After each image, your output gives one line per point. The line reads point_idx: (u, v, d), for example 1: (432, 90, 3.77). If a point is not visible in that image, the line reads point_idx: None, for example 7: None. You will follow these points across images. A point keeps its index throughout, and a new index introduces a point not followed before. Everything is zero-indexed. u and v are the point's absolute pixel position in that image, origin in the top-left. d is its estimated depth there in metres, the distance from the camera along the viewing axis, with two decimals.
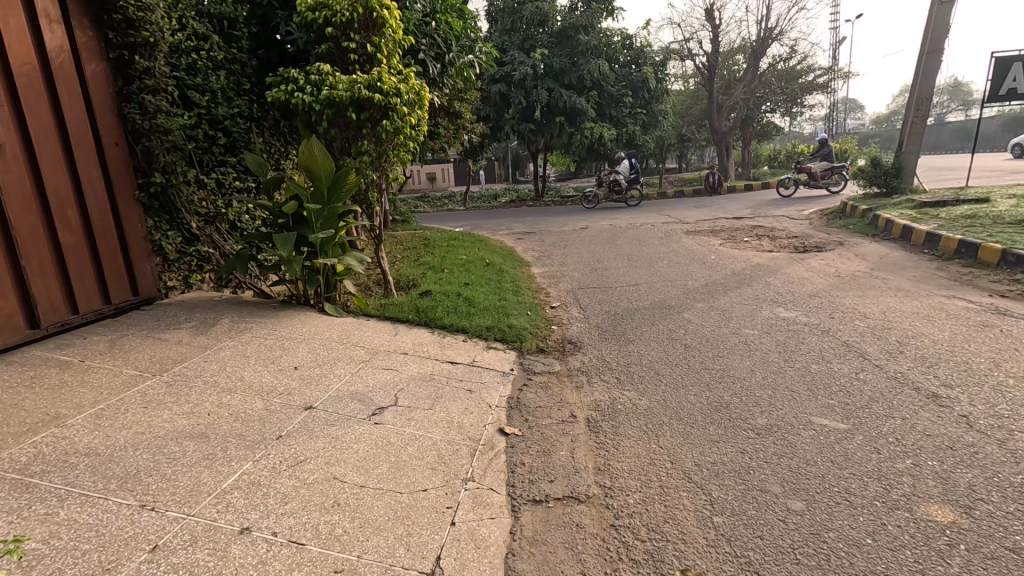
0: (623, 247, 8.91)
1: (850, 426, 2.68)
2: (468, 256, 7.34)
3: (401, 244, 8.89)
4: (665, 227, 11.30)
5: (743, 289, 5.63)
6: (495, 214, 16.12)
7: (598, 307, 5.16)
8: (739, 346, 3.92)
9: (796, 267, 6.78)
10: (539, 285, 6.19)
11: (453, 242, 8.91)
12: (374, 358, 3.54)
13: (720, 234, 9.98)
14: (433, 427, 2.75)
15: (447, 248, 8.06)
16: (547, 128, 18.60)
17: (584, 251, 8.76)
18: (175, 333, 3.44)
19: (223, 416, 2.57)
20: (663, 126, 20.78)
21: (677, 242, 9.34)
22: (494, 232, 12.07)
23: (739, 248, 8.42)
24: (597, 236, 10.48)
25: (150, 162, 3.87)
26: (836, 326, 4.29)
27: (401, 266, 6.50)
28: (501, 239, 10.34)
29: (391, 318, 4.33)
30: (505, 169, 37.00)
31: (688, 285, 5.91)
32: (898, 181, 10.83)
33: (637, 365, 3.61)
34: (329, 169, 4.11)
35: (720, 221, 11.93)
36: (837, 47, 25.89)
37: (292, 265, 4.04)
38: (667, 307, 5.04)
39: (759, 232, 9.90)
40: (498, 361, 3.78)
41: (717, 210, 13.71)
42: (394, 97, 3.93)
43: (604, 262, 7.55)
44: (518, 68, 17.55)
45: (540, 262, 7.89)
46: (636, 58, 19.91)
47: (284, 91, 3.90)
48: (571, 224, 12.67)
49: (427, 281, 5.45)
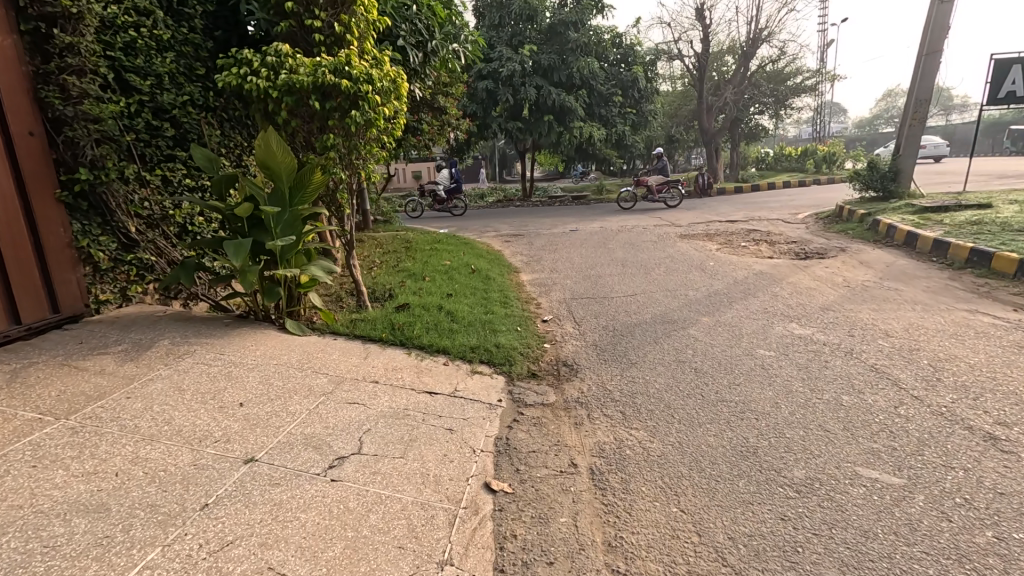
0: (616, 251, 8.48)
1: (905, 481, 2.25)
2: (452, 261, 6.83)
3: (381, 248, 8.34)
4: (658, 230, 10.91)
5: (750, 301, 5.20)
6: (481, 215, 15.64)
7: (594, 322, 4.70)
8: (757, 371, 3.48)
9: (801, 275, 6.39)
10: (529, 295, 5.71)
11: (437, 245, 8.38)
12: (338, 388, 3.02)
13: (716, 238, 9.60)
14: (404, 484, 2.25)
15: (430, 253, 7.54)
16: (535, 127, 18.13)
17: (575, 255, 8.32)
18: (97, 360, 2.89)
19: (135, 477, 2.03)
20: (652, 126, 20.46)
21: (672, 246, 8.95)
22: (481, 234, 11.58)
23: (738, 254, 8.03)
24: (589, 239, 10.04)
25: (75, 156, 3.35)
26: (858, 346, 3.87)
27: (378, 273, 5.98)
28: (488, 242, 9.85)
29: (362, 336, 3.81)
30: (492, 168, 36.59)
31: (690, 295, 5.47)
32: (895, 184, 10.57)
33: (644, 396, 3.15)
34: (290, 166, 3.56)
35: (714, 224, 11.58)
36: (825, 49, 25.84)
37: (245, 276, 3.49)
38: (671, 322, 4.59)
39: (756, 237, 9.55)
40: (483, 389, 3.29)
41: (710, 213, 13.38)
42: (365, 84, 3.38)
43: (597, 268, 7.10)
44: (506, 64, 17.06)
45: (529, 268, 7.41)
46: (626, 57, 19.54)
47: (236, 75, 3.35)
48: (561, 226, 12.23)
49: (407, 292, 4.93)
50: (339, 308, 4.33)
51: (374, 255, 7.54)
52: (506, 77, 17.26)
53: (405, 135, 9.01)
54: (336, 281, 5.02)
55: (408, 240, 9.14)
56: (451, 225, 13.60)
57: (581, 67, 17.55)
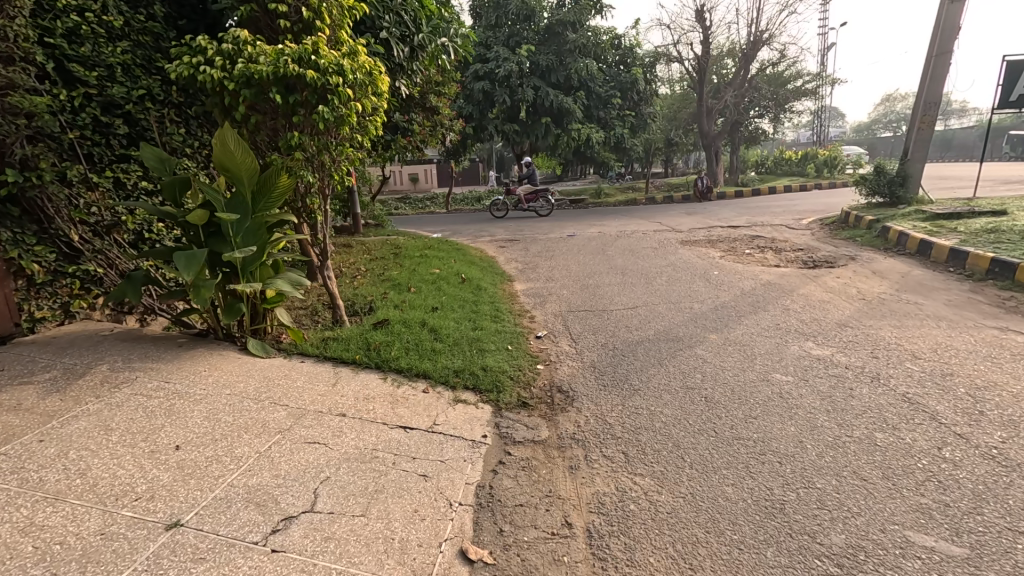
0: (615, 258, 8.11)
1: (967, 551, 1.87)
2: (442, 269, 6.43)
3: (368, 254, 7.96)
4: (658, 235, 10.56)
5: (761, 316, 4.83)
6: (477, 219, 15.30)
7: (592, 339, 4.31)
8: (776, 401, 3.09)
9: (812, 286, 6.03)
10: (522, 307, 5.33)
11: (428, 252, 7.99)
12: (298, 424, 2.63)
13: (719, 245, 9.25)
14: (362, 554, 1.85)
15: (420, 260, 7.14)
16: (532, 129, 17.79)
17: (573, 262, 7.96)
18: (15, 393, 2.49)
19: (21, 555, 1.63)
20: (651, 129, 20.16)
21: (673, 253, 8.59)
22: (475, 238, 11.24)
23: (743, 262, 7.67)
24: (586, 245, 9.66)
25: (3, 156, 2.98)
26: (885, 370, 3.50)
27: (360, 284, 5.57)
28: (482, 248, 9.49)
29: (333, 358, 3.41)
30: (489, 171, 36.35)
31: (695, 309, 5.09)
32: (903, 190, 10.22)
33: (649, 432, 2.76)
34: (252, 168, 3.17)
35: (715, 230, 11.23)
36: (826, 52, 25.58)
37: (199, 291, 3.09)
38: (676, 340, 4.21)
39: (760, 243, 9.20)
40: (467, 422, 2.90)
41: (711, 218, 13.04)
42: (335, 76, 2.99)
43: (596, 277, 6.72)
44: (503, 64, 16.72)
45: (524, 276, 7.02)
46: (625, 59, 19.23)
47: (188, 65, 2.96)
48: (558, 230, 11.88)
49: (388, 305, 4.52)
50: (310, 326, 3.92)
51: (362, 263, 7.14)
52: (502, 78, 16.93)
53: (395, 136, 8.63)
54: (311, 295, 4.62)
55: (399, 246, 8.75)
56: (445, 229, 13.26)
57: (579, 68, 17.23)
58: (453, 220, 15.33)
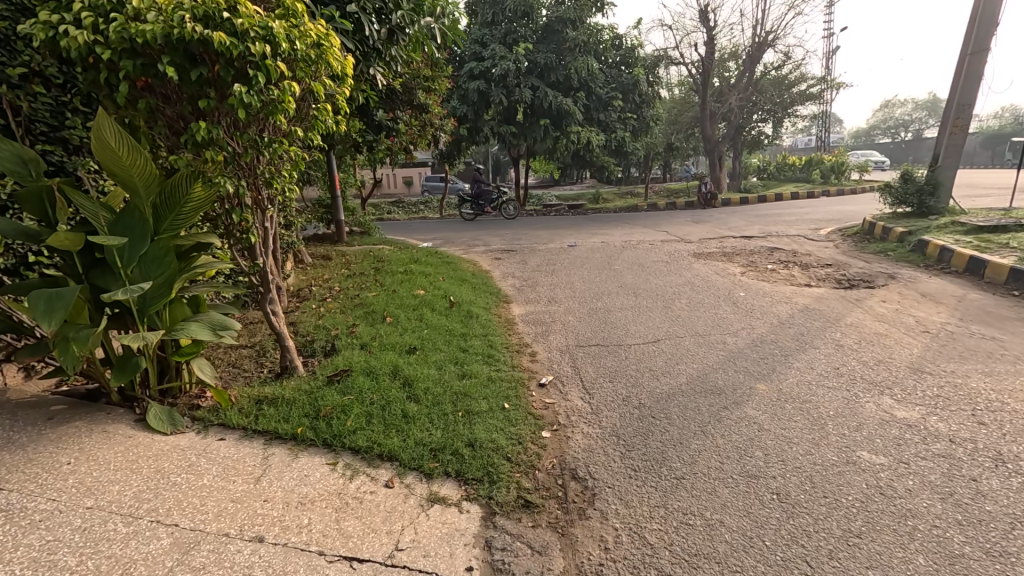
0: (624, 274, 7.25)
1: None
2: (427, 290, 5.54)
3: (346, 269, 7.08)
4: (667, 247, 9.75)
5: (814, 357, 3.95)
6: (470, 226, 14.50)
7: (610, 390, 3.41)
8: (880, 504, 2.21)
9: (858, 312, 5.19)
10: (522, 340, 4.46)
11: (415, 266, 7.08)
12: (184, 564, 1.72)
13: (736, 258, 8.41)
14: None
15: (404, 277, 6.24)
16: (529, 131, 16.98)
17: (577, 278, 7.12)
18: None
19: None
20: (652, 133, 19.43)
21: (688, 268, 7.76)
22: (469, 248, 10.41)
23: (768, 280, 6.84)
24: (590, 257, 8.80)
25: None
26: (1007, 447, 2.63)
27: (328, 311, 4.68)
28: (475, 260, 8.67)
29: (267, 432, 2.50)
30: (486, 174, 35.70)
31: (730, 346, 4.21)
32: (933, 199, 9.42)
33: (712, 568, 1.89)
34: (150, 174, 2.31)
35: (728, 241, 10.39)
36: (831, 55, 24.89)
37: (67, 349, 2.19)
38: (717, 393, 3.32)
39: (781, 257, 8.39)
40: (446, 543, 2.01)
41: (721, 227, 12.21)
42: (260, 43, 2.10)
43: (606, 299, 5.84)
44: (499, 62, 15.86)
45: (523, 296, 6.12)
46: (626, 59, 18.45)
47: (44, 26, 2.03)
48: (558, 240, 11.07)
49: (355, 345, 3.63)
50: (245, 383, 3.01)
51: (337, 282, 6.23)
52: (498, 78, 16.11)
53: (377, 135, 7.75)
54: (257, 337, 3.71)
55: (384, 258, 7.86)
56: (437, 236, 12.39)
57: (579, 67, 16.42)
58: (446, 226, 14.50)
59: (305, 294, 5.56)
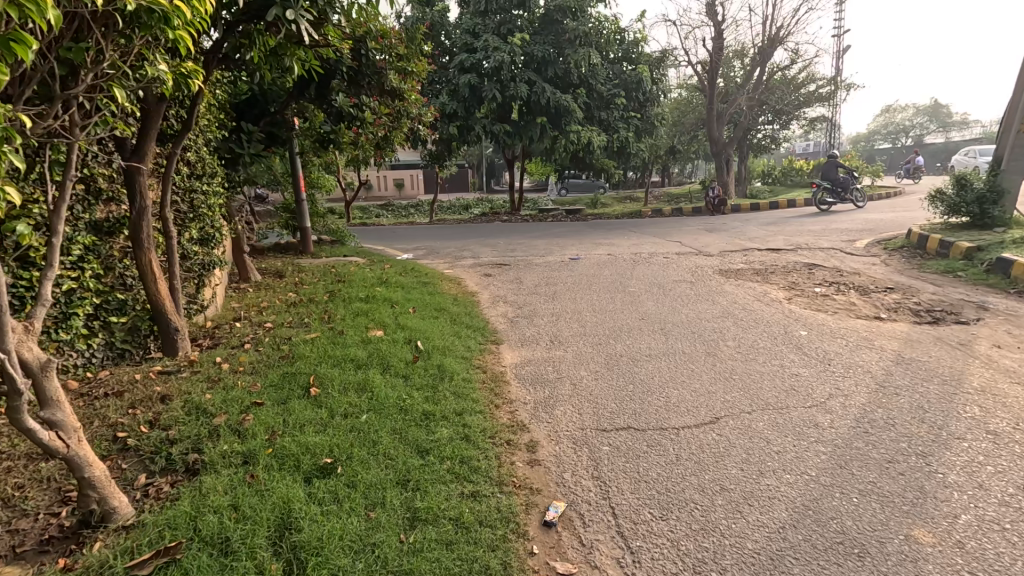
0: (643, 299, 5.87)
1: None
2: (387, 330, 4.08)
3: (295, 293, 5.62)
4: (686, 261, 8.41)
5: (967, 460, 2.54)
6: (459, 233, 13.10)
7: (665, 548, 1.99)
8: None
9: (975, 364, 3.80)
10: (517, 417, 3.03)
11: (380, 289, 5.64)
12: None
13: (771, 279, 7.02)
14: None
15: (362, 309, 4.78)
16: (525, 130, 15.62)
17: (585, 304, 5.73)
18: None
19: None
20: (656, 133, 18.12)
21: (719, 290, 6.39)
22: (455, 261, 9.02)
23: (825, 310, 5.46)
24: (597, 276, 7.37)
25: None
26: None
27: (235, 370, 3.22)
28: (461, 278, 7.27)
29: None
30: (479, 176, 34.40)
31: (830, 435, 2.79)
32: (996, 209, 8.07)
33: None
34: None
35: (754, 255, 9.00)
36: (841, 54, 23.65)
37: None
38: (855, 561, 1.89)
39: (825, 277, 7.04)
40: None
41: (741, 238, 10.84)
42: None
43: (627, 340, 4.43)
44: (493, 54, 14.45)
45: (516, 334, 4.68)
46: (629, 55, 17.15)
47: None
48: (558, 251, 9.72)
49: (238, 455, 2.18)
50: None
51: (273, 315, 4.75)
52: (491, 71, 14.73)
53: (336, 125, 6.48)
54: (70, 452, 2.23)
55: (346, 278, 6.39)
56: (421, 246, 11.02)
57: (581, 60, 15.01)
58: (432, 233, 13.11)
59: (220, 335, 4.11)
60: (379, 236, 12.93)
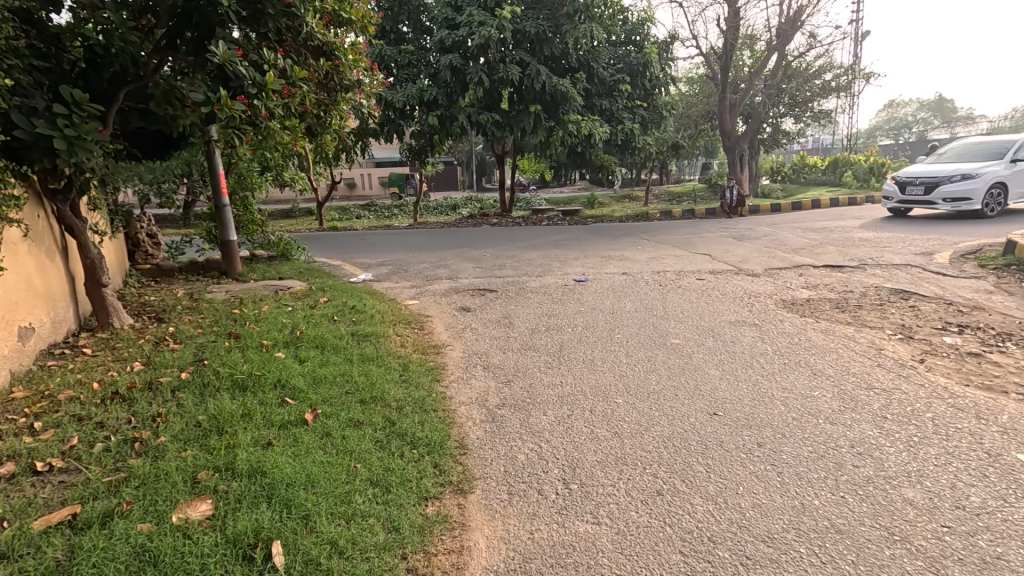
0: (698, 362, 3.81)
1: None
2: (227, 500, 1.96)
3: (141, 366, 3.45)
4: (730, 286, 6.36)
5: None
6: (438, 242, 10.94)
7: None
8: None
9: None
10: None
11: (281, 358, 3.48)
12: None
13: (866, 318, 4.96)
14: None
15: (219, 416, 2.63)
16: (516, 120, 13.41)
17: (610, 372, 3.66)
18: None
19: None
20: (666, 125, 15.95)
21: (803, 341, 4.32)
22: (426, 284, 6.90)
23: (1001, 384, 3.40)
24: (616, 311, 5.30)
25: None
26: None
27: None
28: (426, 317, 5.18)
29: None
30: (469, 174, 32.23)
31: None
32: None
33: None
34: None
35: (813, 275, 6.96)
36: (860, 40, 21.64)
37: None
38: None
39: (941, 315, 4.98)
40: None
41: (783, 249, 8.80)
42: None
43: (710, 490, 2.32)
44: (477, 29, 12.26)
45: (500, 467, 2.55)
46: (633, 37, 15.10)
47: None
48: (558, 268, 7.65)
49: None
50: None
51: (50, 429, 2.59)
52: (476, 51, 12.55)
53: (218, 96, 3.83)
54: None
55: (246, 326, 4.24)
56: (387, 260, 8.89)
57: (581, 38, 12.88)
58: (405, 242, 10.96)
59: None
60: (340, 246, 10.81)
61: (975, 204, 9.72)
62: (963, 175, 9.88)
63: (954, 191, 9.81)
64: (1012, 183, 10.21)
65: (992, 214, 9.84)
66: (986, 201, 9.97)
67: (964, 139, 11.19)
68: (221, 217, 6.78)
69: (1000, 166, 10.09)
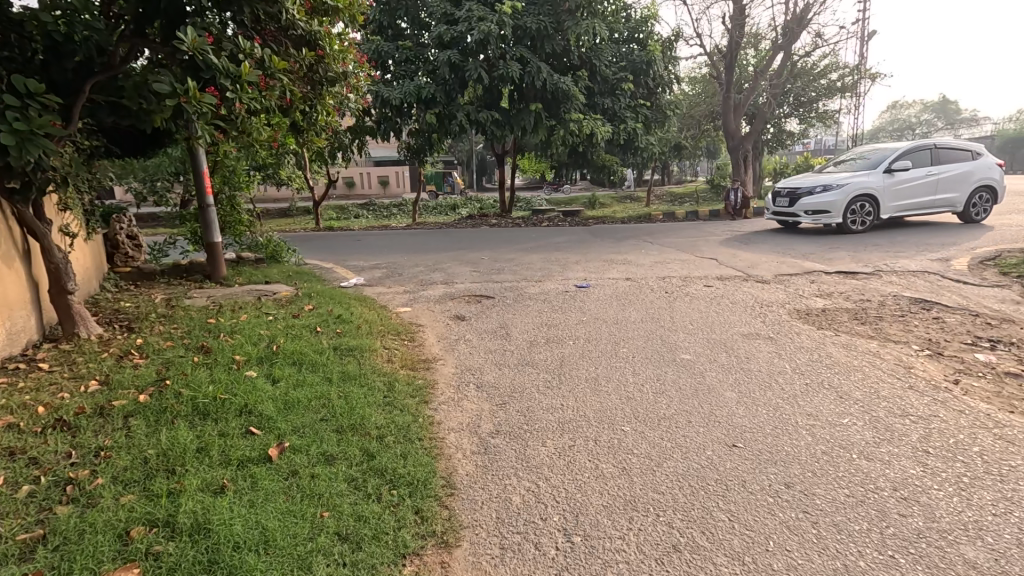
0: (712, 383, 3.47)
1: None
2: None
3: (96, 386, 3.11)
4: (740, 294, 6.03)
5: None
6: (434, 244, 10.60)
7: None
8: None
9: None
10: None
11: (252, 378, 3.14)
12: None
13: (889, 331, 4.63)
14: None
15: (171, 451, 2.30)
16: (517, 119, 13.07)
17: (615, 394, 3.33)
18: None
19: None
20: (670, 125, 15.61)
21: (824, 357, 3.99)
22: (421, 289, 6.57)
23: None
24: (621, 322, 4.97)
25: None
26: None
27: None
28: (418, 327, 4.85)
29: None
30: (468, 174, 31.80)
31: None
32: None
33: None
34: None
35: (827, 282, 6.63)
36: (866, 40, 21.30)
37: None
38: None
39: (969, 328, 4.65)
40: None
41: (793, 253, 8.47)
42: None
43: (736, 547, 2.00)
44: (476, 25, 11.91)
45: (491, 513, 2.22)
46: (637, 35, 14.75)
47: None
48: (558, 273, 7.31)
49: None
50: None
51: None
52: (475, 47, 12.20)
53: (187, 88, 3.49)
54: None
55: (220, 339, 3.90)
56: (380, 263, 8.55)
57: (583, 35, 12.54)
58: (400, 244, 10.63)
59: None
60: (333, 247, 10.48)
61: (830, 217, 9.33)
62: (822, 187, 9.59)
63: (811, 203, 9.51)
64: (884, 196, 9.62)
65: (849, 227, 9.39)
66: (846, 214, 9.56)
67: (866, 143, 10.64)
68: (204, 207, 6.39)
69: (867, 177, 9.58)
